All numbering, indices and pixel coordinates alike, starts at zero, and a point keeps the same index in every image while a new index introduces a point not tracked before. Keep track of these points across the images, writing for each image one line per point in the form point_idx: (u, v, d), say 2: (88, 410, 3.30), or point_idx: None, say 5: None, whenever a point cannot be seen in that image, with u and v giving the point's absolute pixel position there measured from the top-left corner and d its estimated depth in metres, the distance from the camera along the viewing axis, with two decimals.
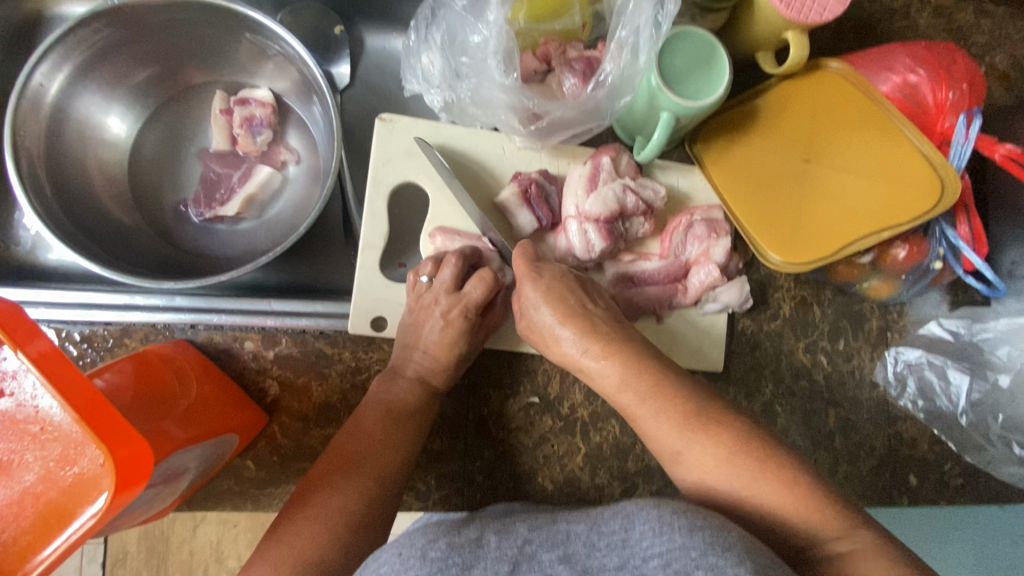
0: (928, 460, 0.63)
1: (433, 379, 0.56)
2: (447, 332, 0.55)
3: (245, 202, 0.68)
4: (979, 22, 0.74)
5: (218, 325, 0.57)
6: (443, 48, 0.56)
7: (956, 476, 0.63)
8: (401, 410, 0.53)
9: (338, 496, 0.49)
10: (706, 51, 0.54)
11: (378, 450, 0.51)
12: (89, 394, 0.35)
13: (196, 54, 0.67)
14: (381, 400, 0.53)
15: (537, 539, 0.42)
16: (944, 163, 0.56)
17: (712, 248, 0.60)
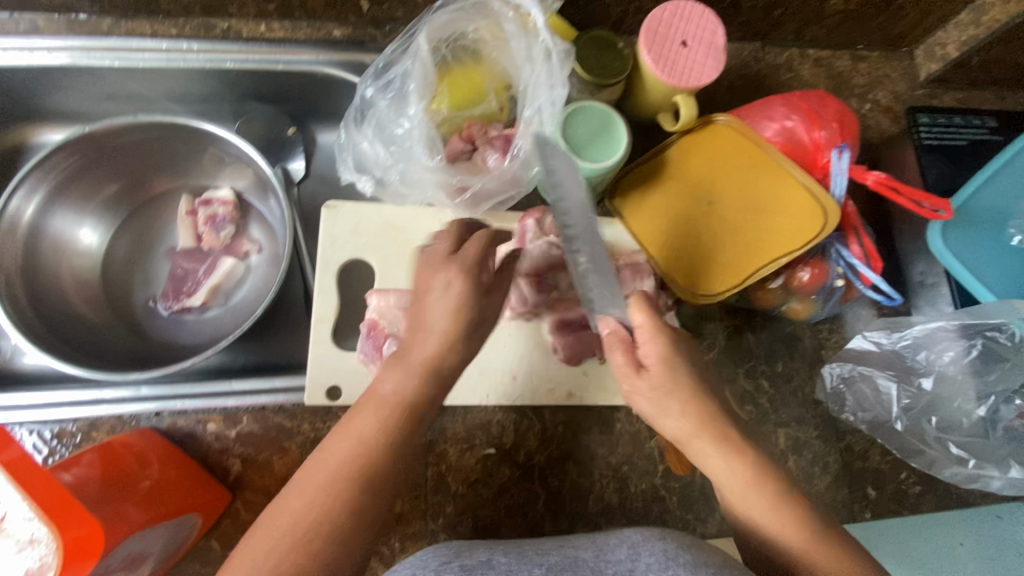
0: (883, 471, 0.68)
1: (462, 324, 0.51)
2: (441, 339, 0.51)
3: (210, 291, 0.73)
4: (857, 66, 0.84)
5: (181, 411, 0.60)
6: (374, 139, 0.63)
7: (913, 484, 0.68)
8: (386, 413, 0.49)
9: (308, 498, 0.46)
10: (604, 122, 0.63)
11: (351, 459, 0.47)
12: (56, 496, 0.42)
13: (158, 166, 0.74)
14: (374, 402, 0.49)
15: (549, 565, 0.49)
16: (827, 196, 0.61)
17: (639, 289, 0.65)
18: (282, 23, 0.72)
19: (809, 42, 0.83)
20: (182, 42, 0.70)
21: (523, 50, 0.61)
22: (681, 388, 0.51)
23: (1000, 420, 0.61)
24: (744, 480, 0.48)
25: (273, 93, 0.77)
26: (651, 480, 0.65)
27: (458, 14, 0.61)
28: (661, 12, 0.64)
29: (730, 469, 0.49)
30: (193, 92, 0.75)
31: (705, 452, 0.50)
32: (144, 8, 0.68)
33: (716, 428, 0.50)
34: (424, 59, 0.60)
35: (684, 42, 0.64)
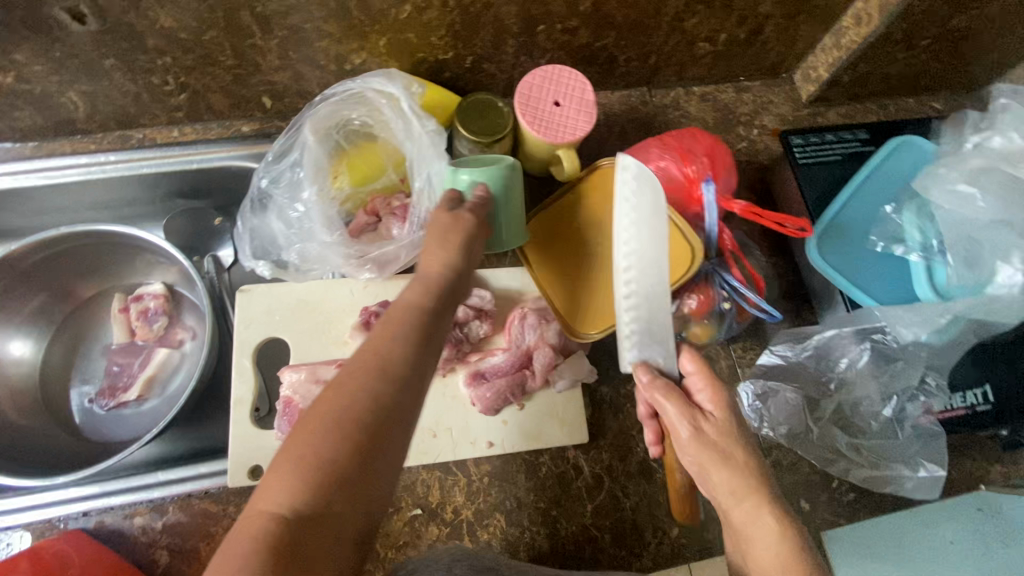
0: (813, 480, 0.68)
1: (425, 322, 0.49)
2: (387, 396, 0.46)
3: (145, 383, 0.76)
4: (741, 96, 0.90)
5: (107, 508, 0.61)
6: (278, 224, 0.68)
7: (846, 492, 0.68)
8: (366, 412, 0.44)
9: (274, 494, 0.41)
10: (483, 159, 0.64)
11: (313, 463, 0.42)
12: None
13: (89, 271, 0.78)
14: (340, 405, 0.44)
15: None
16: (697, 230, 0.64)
17: (546, 332, 0.68)
18: (194, 126, 0.78)
19: (692, 81, 0.89)
20: (101, 155, 0.76)
21: (403, 128, 0.66)
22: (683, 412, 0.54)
23: (906, 419, 0.64)
24: (741, 497, 0.51)
25: (195, 189, 0.82)
26: (582, 521, 0.65)
27: (340, 104, 0.67)
28: (531, 78, 0.70)
29: (729, 482, 0.51)
30: (119, 198, 0.80)
31: (714, 469, 0.51)
32: (63, 130, 0.74)
33: (720, 439, 0.53)
34: (311, 148, 0.66)
35: (556, 102, 0.70)
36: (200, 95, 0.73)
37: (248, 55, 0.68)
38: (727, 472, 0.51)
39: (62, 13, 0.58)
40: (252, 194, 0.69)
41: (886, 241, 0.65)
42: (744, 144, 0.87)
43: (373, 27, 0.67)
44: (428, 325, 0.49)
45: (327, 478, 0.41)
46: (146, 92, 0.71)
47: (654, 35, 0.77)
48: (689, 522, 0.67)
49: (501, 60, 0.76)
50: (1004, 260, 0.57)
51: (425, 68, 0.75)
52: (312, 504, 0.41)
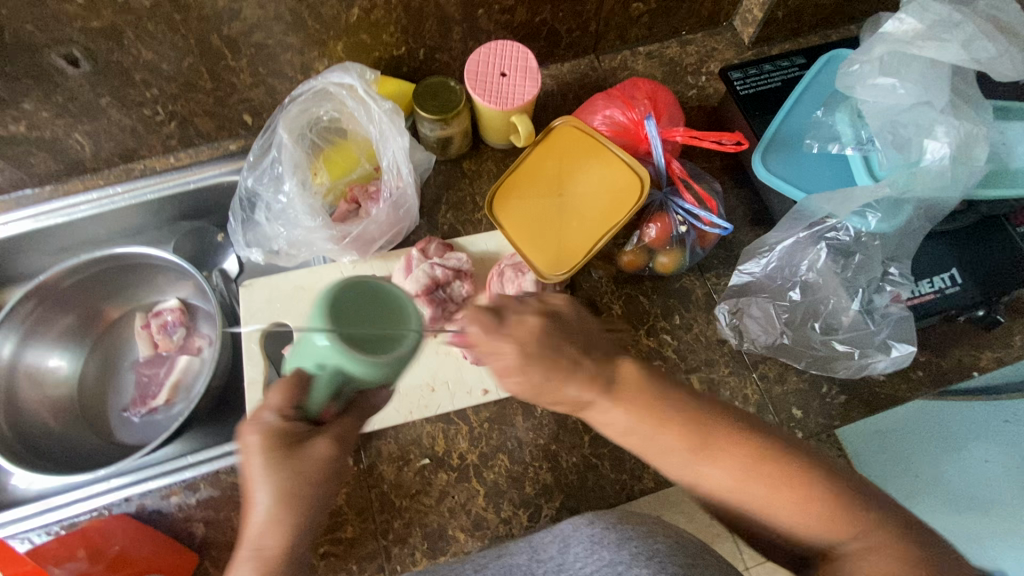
0: (804, 389, 0.68)
1: (311, 476, 0.50)
2: (317, 460, 0.50)
3: (171, 388, 0.84)
4: (686, 49, 0.95)
5: (146, 493, 0.67)
6: (267, 219, 0.75)
7: (837, 395, 0.67)
8: (272, 555, 0.47)
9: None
10: (379, 306, 0.52)
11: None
12: None
13: (112, 295, 0.86)
14: (252, 550, 0.47)
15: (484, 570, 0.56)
16: (645, 167, 0.70)
17: (523, 283, 0.72)
18: (186, 151, 0.86)
19: (637, 42, 0.94)
20: (110, 189, 0.85)
21: (366, 118, 0.73)
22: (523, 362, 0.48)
23: (875, 309, 0.66)
24: (636, 426, 0.49)
25: (195, 211, 0.90)
26: (581, 452, 0.69)
27: (308, 103, 0.74)
28: (477, 56, 0.76)
29: (616, 417, 0.50)
30: (130, 226, 0.89)
31: (590, 410, 0.51)
32: (74, 171, 0.84)
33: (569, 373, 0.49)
34: (288, 146, 0.73)
35: (503, 73, 0.76)
36: (188, 122, 0.81)
37: (224, 76, 0.76)
38: (622, 408, 0.49)
39: (59, 60, 0.67)
40: (240, 196, 0.76)
41: (823, 142, 0.69)
42: (695, 91, 0.91)
43: (329, 32, 0.74)
44: (290, 428, 0.51)
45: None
46: (141, 124, 0.80)
47: (588, 3, 0.83)
48: None
49: (452, 47, 0.83)
50: (930, 136, 0.62)
51: (383, 65, 0.82)
52: None
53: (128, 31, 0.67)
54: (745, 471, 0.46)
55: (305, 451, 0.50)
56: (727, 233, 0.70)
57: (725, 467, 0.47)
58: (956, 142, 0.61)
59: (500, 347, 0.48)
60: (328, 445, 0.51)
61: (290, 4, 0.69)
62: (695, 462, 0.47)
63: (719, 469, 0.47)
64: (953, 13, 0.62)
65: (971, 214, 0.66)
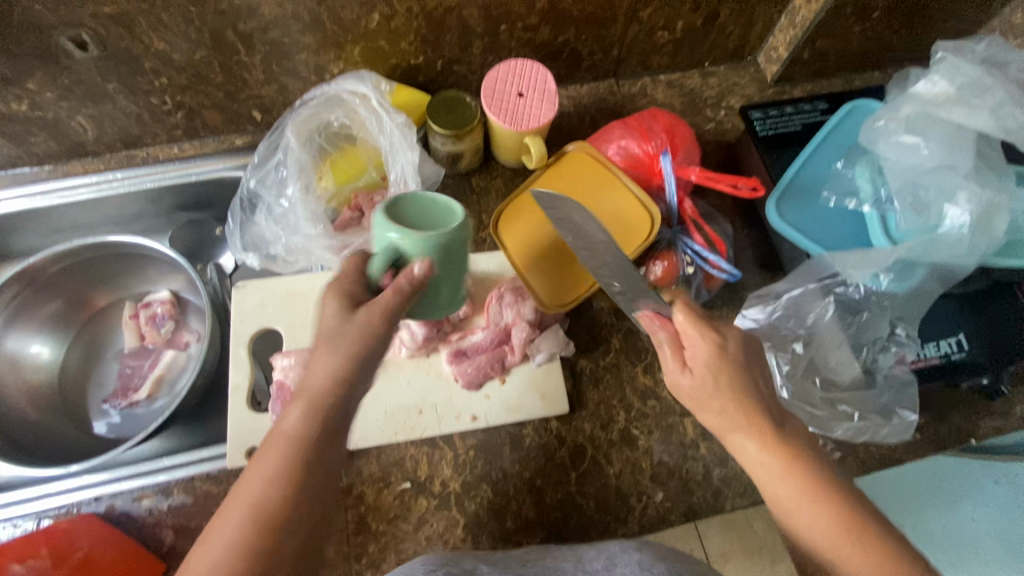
0: None
1: (353, 348, 0.50)
2: (352, 328, 0.50)
3: (154, 383, 0.82)
4: (707, 80, 0.94)
5: (118, 493, 0.66)
6: (266, 221, 0.73)
7: (833, 451, 0.66)
8: (296, 441, 0.48)
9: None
10: (428, 206, 0.55)
11: (262, 504, 0.46)
12: None
13: (101, 282, 0.84)
14: (279, 435, 0.49)
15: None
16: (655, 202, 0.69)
17: (522, 310, 0.71)
18: (192, 142, 0.85)
19: (658, 69, 0.93)
20: (110, 174, 0.83)
21: (376, 126, 0.72)
22: (714, 375, 0.54)
23: (878, 370, 0.64)
24: (769, 457, 0.52)
25: (195, 202, 0.89)
26: (566, 488, 0.67)
27: (319, 108, 0.73)
28: (496, 73, 0.74)
29: (758, 449, 0.52)
30: (128, 213, 0.88)
31: (733, 436, 0.54)
32: (75, 153, 0.82)
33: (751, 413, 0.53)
34: (295, 149, 0.72)
35: (520, 93, 0.74)
36: (196, 113, 0.80)
37: (235, 72, 0.75)
38: (770, 451, 0.52)
39: (68, 43, 0.66)
40: (241, 196, 0.75)
41: (840, 196, 0.68)
42: (712, 125, 0.90)
43: (346, 36, 0.73)
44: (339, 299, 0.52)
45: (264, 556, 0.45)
46: (147, 112, 0.78)
47: (613, 27, 0.82)
48: (673, 486, 0.68)
49: (471, 61, 0.81)
50: (951, 201, 0.61)
51: (399, 72, 0.80)
52: (263, 518, 0.45)
53: (142, 20, 0.65)
54: (859, 547, 0.47)
55: (348, 321, 0.50)
56: (735, 279, 0.68)
57: (809, 495, 0.50)
58: (977, 210, 0.60)
59: (693, 342, 0.55)
60: (376, 319, 0.50)
61: (308, 5, 0.67)
62: (781, 475, 0.51)
63: (842, 533, 0.48)
64: (983, 77, 0.61)
65: (983, 280, 0.64)
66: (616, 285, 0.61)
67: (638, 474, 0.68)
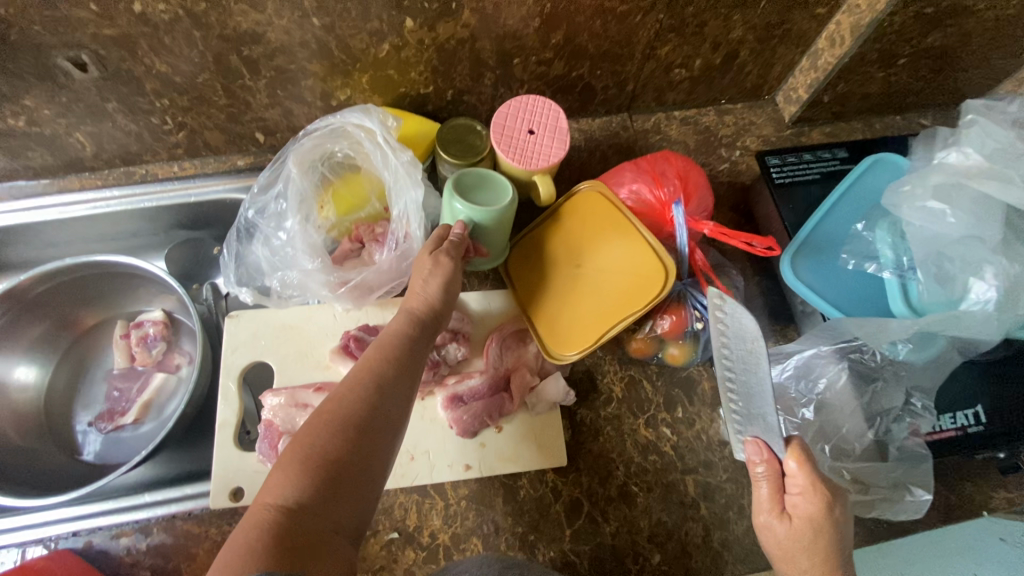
0: None
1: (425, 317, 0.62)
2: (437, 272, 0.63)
3: (142, 407, 0.80)
4: (723, 118, 0.91)
5: (96, 529, 0.64)
6: (263, 251, 0.71)
7: None
8: (355, 400, 0.53)
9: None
10: (484, 183, 0.67)
11: (314, 458, 0.49)
12: None
13: (94, 300, 0.83)
14: (338, 399, 0.53)
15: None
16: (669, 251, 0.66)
17: (524, 354, 0.71)
18: (192, 161, 0.83)
19: (673, 105, 0.90)
20: (107, 191, 0.81)
21: (380, 159, 0.69)
22: (815, 526, 0.52)
23: (891, 441, 0.61)
24: None
25: (194, 222, 0.87)
26: (560, 546, 0.65)
27: (323, 139, 0.71)
28: (507, 108, 0.73)
29: None
30: (124, 230, 0.86)
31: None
32: (72, 168, 0.80)
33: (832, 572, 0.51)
34: (296, 181, 0.70)
35: (531, 130, 0.72)
36: (198, 133, 0.78)
37: (239, 95, 0.73)
38: None
39: (67, 63, 0.64)
40: (239, 224, 0.72)
41: (859, 259, 0.66)
42: (727, 165, 0.88)
43: (354, 64, 0.71)
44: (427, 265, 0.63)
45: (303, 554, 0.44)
46: (147, 131, 0.76)
47: (630, 63, 0.79)
48: (671, 549, 0.65)
49: (481, 92, 0.79)
50: (976, 276, 0.58)
51: (408, 101, 0.78)
52: (321, 460, 0.49)
53: (143, 43, 0.63)
54: None
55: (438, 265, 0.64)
56: None
57: None
58: (1004, 285, 0.57)
59: (804, 490, 0.53)
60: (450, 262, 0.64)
61: (316, 33, 0.65)
62: None
63: None
64: (1016, 142, 0.59)
65: (1004, 349, 0.62)
66: (737, 403, 0.57)
67: (635, 534, 0.65)
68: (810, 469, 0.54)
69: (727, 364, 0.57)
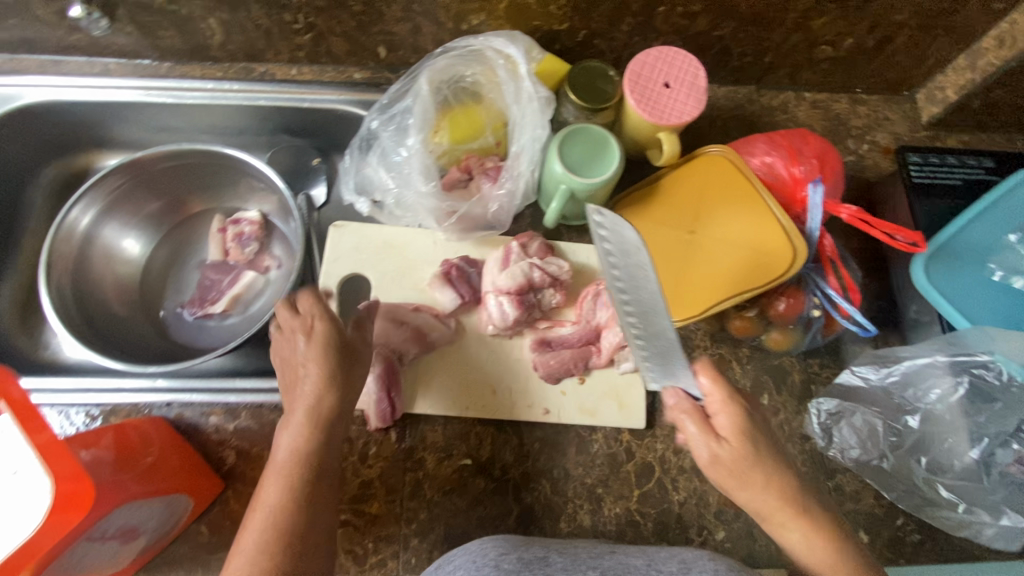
0: (878, 515, 0.62)
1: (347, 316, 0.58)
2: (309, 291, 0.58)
3: (231, 300, 0.81)
4: (856, 109, 0.86)
5: (189, 403, 0.66)
6: (378, 165, 0.70)
7: (911, 532, 0.61)
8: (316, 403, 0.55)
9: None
10: (594, 150, 0.66)
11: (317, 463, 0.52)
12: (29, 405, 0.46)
13: (198, 188, 0.84)
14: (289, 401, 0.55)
15: (602, 568, 0.52)
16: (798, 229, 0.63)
17: (618, 314, 0.68)
18: (311, 67, 0.83)
19: (806, 86, 0.86)
20: (226, 83, 0.82)
21: (512, 91, 0.68)
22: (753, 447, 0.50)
23: (995, 464, 0.59)
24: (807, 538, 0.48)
25: (300, 128, 0.87)
26: (627, 505, 0.65)
27: (458, 60, 0.70)
28: (645, 57, 0.69)
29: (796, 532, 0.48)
30: (232, 126, 0.86)
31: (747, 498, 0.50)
32: (197, 55, 0.80)
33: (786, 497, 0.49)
34: (423, 96, 0.68)
35: (666, 84, 0.68)
36: (323, 38, 0.77)
37: (375, 3, 0.71)
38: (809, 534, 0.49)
39: None
40: (360, 134, 0.73)
41: (1006, 272, 0.65)
42: (852, 158, 0.83)
43: None
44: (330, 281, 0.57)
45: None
46: (276, 27, 0.75)
47: (777, 31, 0.75)
48: (737, 529, 0.65)
49: (614, 37, 0.76)
50: None
51: (539, 36, 0.76)
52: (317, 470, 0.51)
53: None
54: None
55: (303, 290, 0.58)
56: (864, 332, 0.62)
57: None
58: None
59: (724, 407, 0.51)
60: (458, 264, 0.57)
61: None
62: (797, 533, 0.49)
63: None
64: None
65: None
66: (635, 326, 0.53)
67: (702, 507, 0.65)
68: (722, 382, 0.51)
69: (612, 272, 0.54)
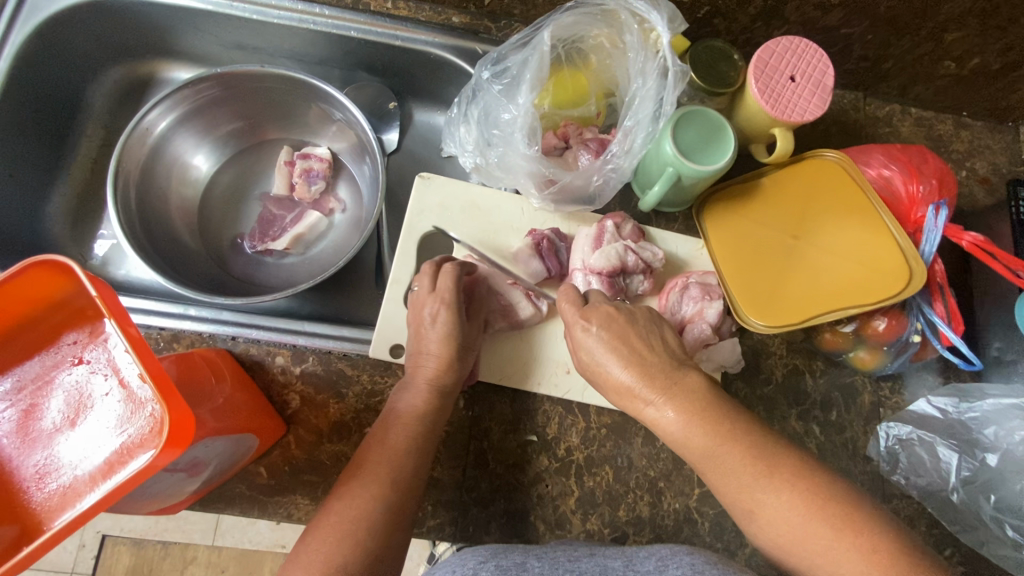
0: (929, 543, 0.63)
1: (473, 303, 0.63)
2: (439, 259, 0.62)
3: (293, 239, 0.77)
4: (959, 132, 0.82)
5: (255, 339, 0.64)
6: (481, 120, 0.67)
7: (957, 564, 0.62)
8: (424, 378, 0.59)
9: (317, 554, 0.48)
10: (710, 132, 0.62)
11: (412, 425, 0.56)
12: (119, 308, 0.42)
13: (272, 116, 0.80)
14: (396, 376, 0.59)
15: (580, 572, 0.48)
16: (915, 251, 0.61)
17: (707, 308, 0.64)
18: (407, 2, 0.77)
19: (913, 100, 0.82)
20: (314, 6, 0.75)
21: (639, 62, 0.64)
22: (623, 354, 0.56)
23: None
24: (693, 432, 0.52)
25: (381, 68, 0.83)
26: (686, 501, 0.64)
27: (583, 19, 0.65)
28: (775, 45, 0.65)
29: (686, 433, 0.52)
30: (311, 55, 0.82)
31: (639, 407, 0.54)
32: None
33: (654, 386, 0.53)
34: (542, 52, 0.64)
35: (792, 77, 0.65)
36: None
37: None
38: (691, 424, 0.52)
39: None
40: (469, 84, 0.69)
41: None
42: None
43: None
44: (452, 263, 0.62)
45: (370, 523, 0.50)
46: None
47: (906, 38, 0.71)
48: None
49: (737, 20, 0.71)
50: None
51: None
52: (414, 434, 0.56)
53: None
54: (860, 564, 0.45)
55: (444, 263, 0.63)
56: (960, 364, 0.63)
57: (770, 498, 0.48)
58: None
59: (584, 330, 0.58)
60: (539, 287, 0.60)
61: None
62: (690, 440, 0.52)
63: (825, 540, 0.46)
64: None
65: None
66: None
67: None
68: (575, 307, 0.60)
69: None
